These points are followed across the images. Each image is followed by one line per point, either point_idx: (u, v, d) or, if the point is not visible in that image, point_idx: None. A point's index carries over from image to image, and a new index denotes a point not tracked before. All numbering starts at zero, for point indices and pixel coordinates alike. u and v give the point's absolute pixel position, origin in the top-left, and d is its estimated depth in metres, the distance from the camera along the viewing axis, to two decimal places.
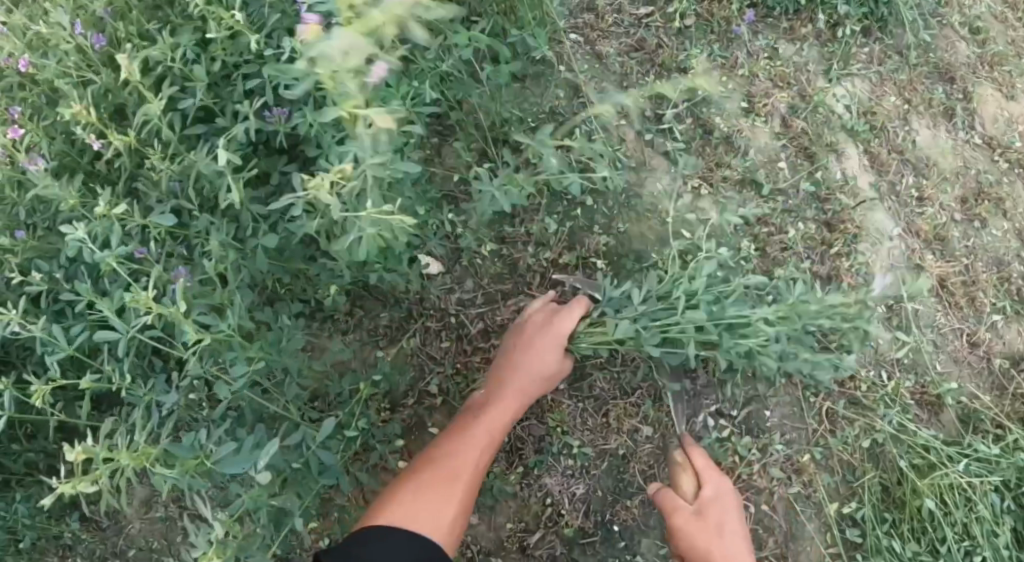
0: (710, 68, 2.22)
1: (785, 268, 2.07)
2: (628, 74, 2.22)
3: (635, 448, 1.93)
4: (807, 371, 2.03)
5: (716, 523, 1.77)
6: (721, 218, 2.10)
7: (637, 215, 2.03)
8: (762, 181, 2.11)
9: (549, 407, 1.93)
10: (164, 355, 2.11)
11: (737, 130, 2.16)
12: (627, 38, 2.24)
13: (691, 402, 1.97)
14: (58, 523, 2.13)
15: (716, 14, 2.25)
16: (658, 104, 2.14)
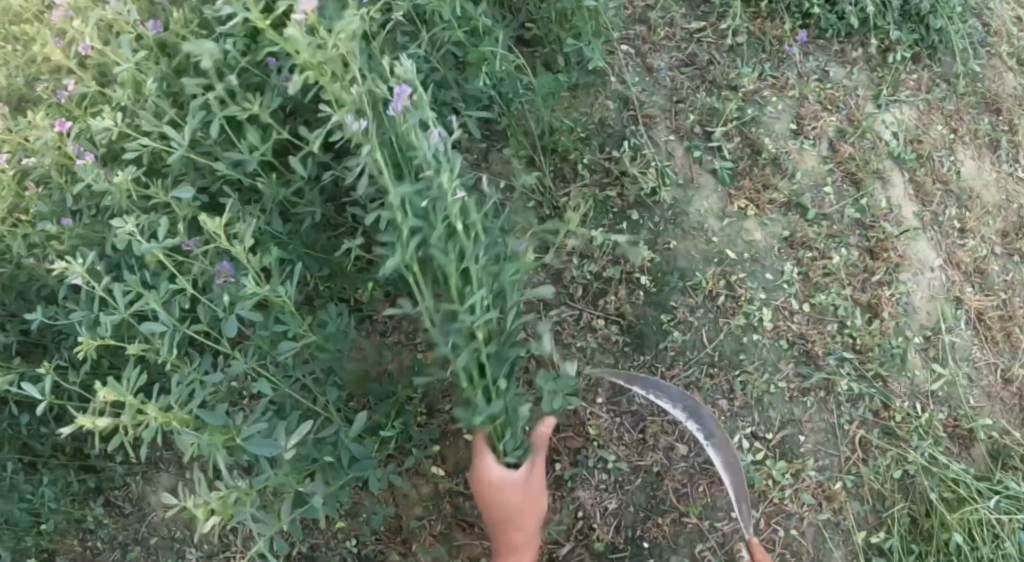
0: (762, 87, 2.21)
1: (827, 293, 2.06)
2: (680, 88, 2.18)
3: (670, 466, 1.92)
4: (843, 399, 2.02)
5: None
6: (765, 241, 2.06)
7: (684, 232, 2.03)
8: (808, 205, 2.10)
9: (586, 420, 1.93)
10: (198, 345, 2.10)
11: (785, 151, 2.15)
12: (679, 52, 2.23)
13: (726, 423, 1.95)
14: (82, 507, 2.14)
15: (768, 33, 2.24)
16: (708, 119, 2.15)
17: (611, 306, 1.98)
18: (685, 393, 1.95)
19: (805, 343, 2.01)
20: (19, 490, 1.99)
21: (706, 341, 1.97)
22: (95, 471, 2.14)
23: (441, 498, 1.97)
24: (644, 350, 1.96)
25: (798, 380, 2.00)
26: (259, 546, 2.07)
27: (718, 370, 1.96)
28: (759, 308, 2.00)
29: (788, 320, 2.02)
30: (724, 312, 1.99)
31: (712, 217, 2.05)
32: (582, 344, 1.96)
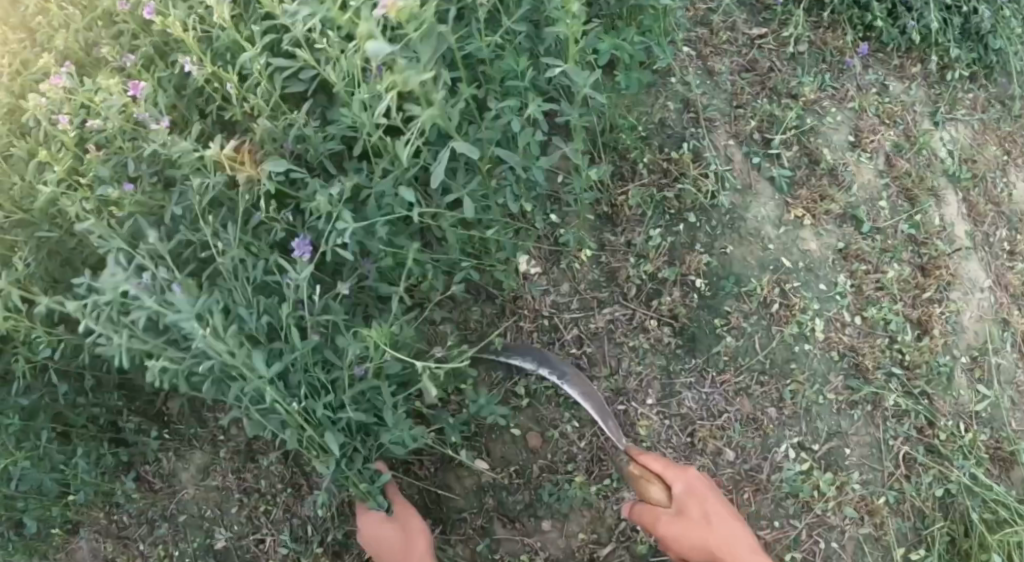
0: (822, 97, 2.20)
1: (879, 307, 2.04)
2: (741, 92, 2.17)
3: (716, 471, 1.92)
4: (889, 414, 2.01)
5: (703, 517, 1.72)
6: (820, 251, 2.04)
7: (741, 237, 2.01)
8: (864, 218, 2.08)
9: (636, 420, 1.92)
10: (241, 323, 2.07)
11: (842, 162, 2.14)
12: (740, 57, 2.22)
13: (774, 431, 1.94)
14: (112, 481, 2.09)
15: (830, 43, 2.24)
16: (768, 126, 2.14)
17: (665, 307, 1.96)
18: (734, 398, 1.94)
19: (855, 355, 2.00)
20: (53, 457, 1.95)
21: (759, 348, 1.95)
22: (126, 445, 2.09)
23: (484, 492, 1.92)
24: (696, 354, 1.95)
25: (846, 392, 1.99)
26: (291, 529, 2.04)
27: (769, 378, 1.95)
28: (812, 317, 1.98)
29: (840, 332, 2.00)
30: (777, 319, 1.97)
31: (769, 224, 2.04)
32: (634, 343, 1.95)
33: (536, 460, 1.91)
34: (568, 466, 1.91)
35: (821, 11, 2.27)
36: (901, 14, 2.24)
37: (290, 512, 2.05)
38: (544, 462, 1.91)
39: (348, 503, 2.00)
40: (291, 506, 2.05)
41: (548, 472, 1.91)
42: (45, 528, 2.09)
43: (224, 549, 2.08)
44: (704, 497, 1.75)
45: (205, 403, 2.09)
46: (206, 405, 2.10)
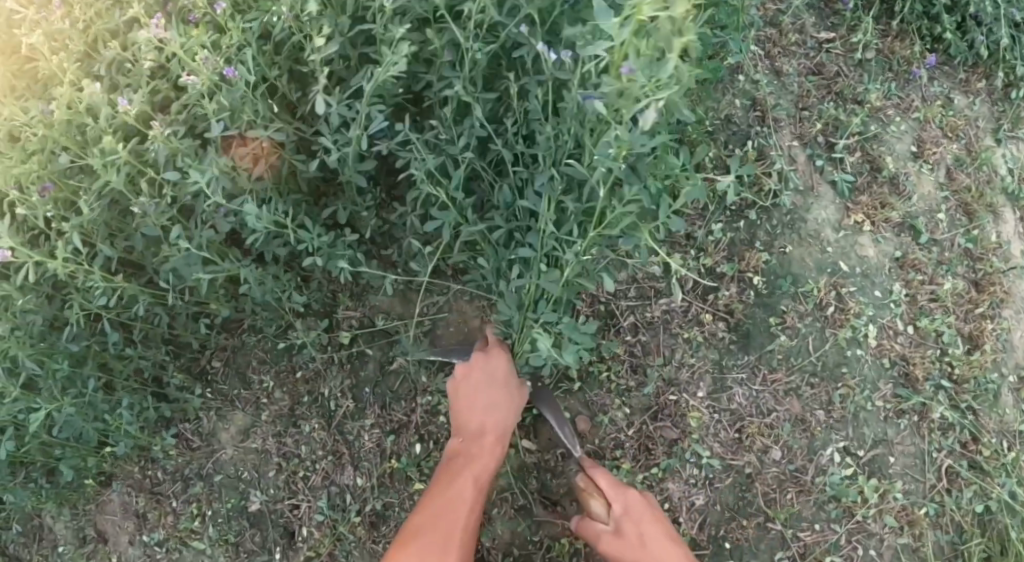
0: (887, 106, 2.19)
1: (931, 318, 2.03)
2: (807, 95, 2.16)
3: (761, 469, 1.92)
4: (935, 426, 1.99)
5: (637, 536, 1.71)
6: (877, 257, 2.04)
7: (800, 238, 2.01)
8: (922, 229, 2.07)
9: (686, 411, 1.92)
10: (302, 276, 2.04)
11: (905, 171, 2.13)
12: (807, 60, 2.21)
13: (822, 434, 1.94)
14: (151, 436, 2.07)
15: (897, 52, 2.23)
16: (832, 130, 2.13)
17: (721, 302, 1.95)
18: (783, 398, 1.94)
19: (905, 364, 1.99)
20: (96, 407, 1.92)
21: (812, 349, 1.95)
22: (168, 401, 2.07)
23: (528, 473, 1.92)
24: (748, 350, 1.94)
25: (895, 401, 1.97)
26: (329, 497, 2.03)
27: (819, 380, 1.95)
28: (866, 323, 1.97)
29: (893, 340, 1.99)
30: (831, 322, 1.97)
31: (828, 227, 2.03)
32: (689, 335, 1.95)
33: (583, 445, 1.92)
34: (615, 452, 1.92)
35: (889, 20, 2.27)
36: (970, 29, 2.21)
37: (329, 479, 2.03)
38: (591, 447, 1.92)
39: (390, 474, 2.01)
40: (331, 474, 2.03)
41: (594, 458, 1.92)
42: (79, 478, 2.08)
43: (259, 512, 2.07)
44: (641, 517, 1.73)
45: (249, 365, 2.09)
46: (251, 366, 2.09)
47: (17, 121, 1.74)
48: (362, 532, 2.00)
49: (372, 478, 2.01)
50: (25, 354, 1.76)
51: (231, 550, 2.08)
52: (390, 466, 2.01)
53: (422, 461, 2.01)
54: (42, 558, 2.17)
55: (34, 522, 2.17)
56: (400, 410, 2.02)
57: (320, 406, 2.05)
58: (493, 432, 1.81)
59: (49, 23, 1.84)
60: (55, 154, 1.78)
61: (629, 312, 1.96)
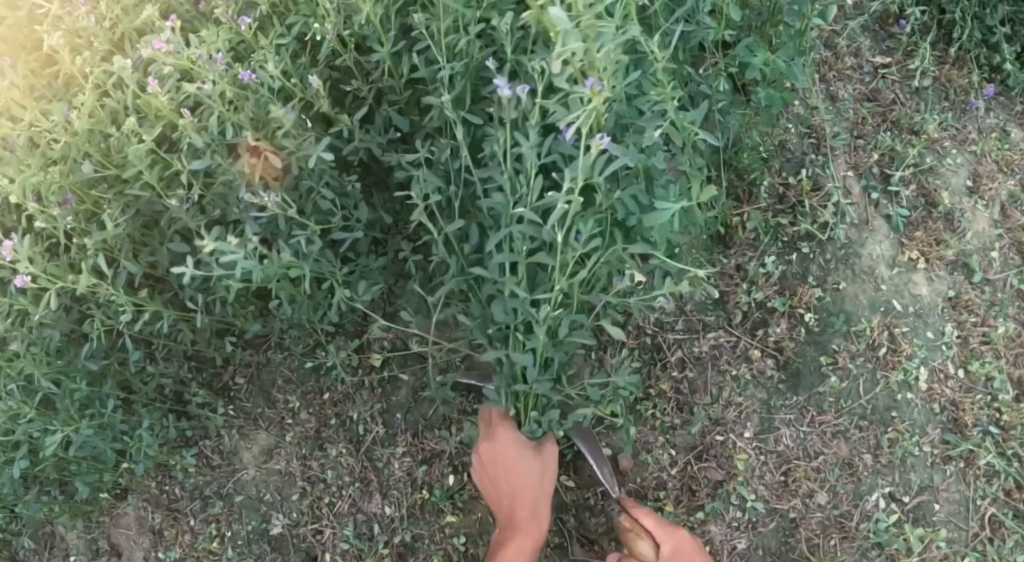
0: (943, 137, 2.09)
1: (981, 361, 1.95)
2: (862, 123, 2.09)
3: (806, 513, 1.88)
4: (980, 474, 1.91)
5: None
6: (930, 296, 1.98)
7: (854, 274, 1.96)
8: (975, 267, 1.99)
9: (733, 453, 1.90)
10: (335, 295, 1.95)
11: (959, 206, 2.04)
12: (862, 85, 2.13)
13: (868, 479, 1.89)
14: (172, 454, 1.99)
15: (954, 81, 2.12)
16: (888, 162, 2.06)
17: (772, 339, 1.93)
18: (830, 440, 1.90)
19: (954, 410, 1.92)
20: (114, 426, 1.82)
21: (862, 393, 1.91)
22: (189, 419, 1.99)
23: (566, 510, 1.92)
24: (797, 392, 1.92)
25: (942, 446, 1.91)
26: (355, 525, 1.98)
27: (868, 423, 1.91)
28: (918, 366, 1.92)
29: (943, 384, 1.93)
30: (882, 364, 1.92)
31: (883, 264, 1.98)
32: (737, 373, 1.93)
33: (624, 485, 1.91)
34: (657, 493, 1.90)
35: (947, 46, 2.16)
36: None
37: (357, 507, 1.98)
38: (633, 486, 1.90)
39: (421, 505, 1.96)
40: (359, 501, 1.98)
41: (635, 498, 1.90)
42: (94, 492, 1.98)
43: (280, 536, 2.00)
44: (689, 559, 1.73)
45: (275, 384, 2.01)
46: (276, 385, 2.02)
47: (40, 128, 1.58)
48: None
49: (402, 508, 1.96)
50: (42, 373, 1.66)
51: None
52: (421, 498, 1.96)
53: (456, 491, 1.96)
54: None
55: (44, 529, 2.08)
56: (432, 439, 1.96)
57: (348, 430, 1.99)
58: (522, 509, 1.83)
59: (73, 20, 1.66)
60: (77, 164, 1.63)
61: (677, 347, 1.94)
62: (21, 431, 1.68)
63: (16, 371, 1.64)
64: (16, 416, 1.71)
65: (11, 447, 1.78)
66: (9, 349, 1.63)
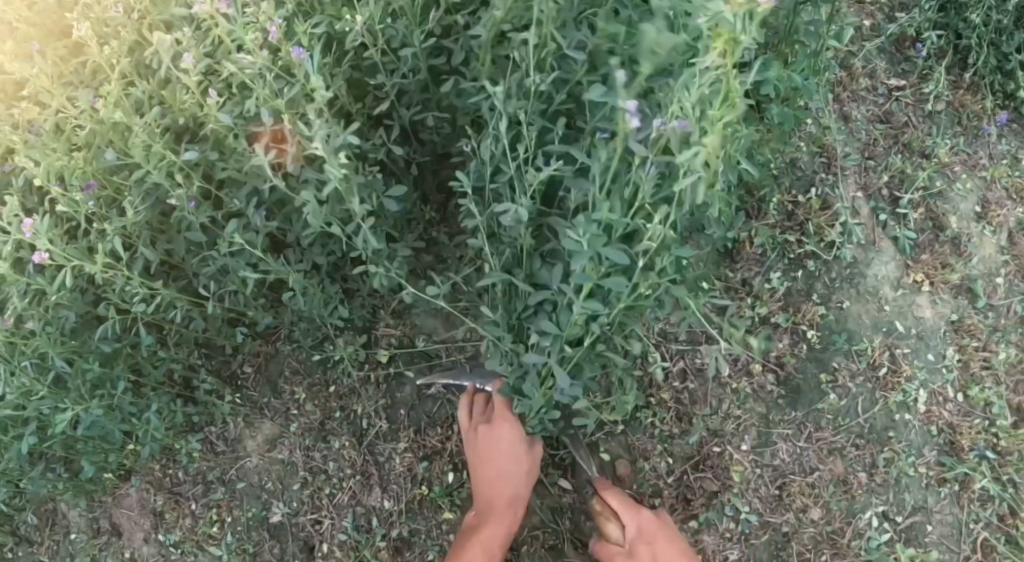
0: (954, 161, 2.10)
1: (982, 386, 1.96)
2: (873, 145, 2.11)
3: (799, 528, 1.90)
4: (974, 497, 1.91)
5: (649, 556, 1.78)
6: (933, 319, 1.99)
7: (859, 293, 1.99)
8: (979, 292, 2.01)
9: (729, 464, 1.92)
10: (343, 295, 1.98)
11: (966, 232, 2.05)
12: (876, 107, 2.14)
13: (862, 497, 1.91)
14: (178, 439, 2.03)
15: (968, 106, 2.13)
16: (898, 184, 2.08)
17: (773, 353, 1.96)
18: (827, 457, 1.93)
19: (951, 433, 1.93)
20: (123, 408, 1.85)
21: (860, 411, 1.94)
22: (198, 405, 2.02)
23: (563, 512, 1.95)
24: (796, 407, 1.94)
25: (938, 468, 1.92)
26: (354, 517, 2.02)
27: (865, 442, 1.93)
28: (917, 388, 1.95)
29: (941, 407, 1.95)
30: (882, 385, 1.95)
31: (887, 285, 2.01)
32: (737, 386, 1.95)
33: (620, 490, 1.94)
34: (653, 500, 1.94)
35: (962, 71, 2.16)
36: None
37: (356, 498, 2.02)
38: (628, 493, 1.94)
39: (420, 499, 2.00)
40: (359, 493, 2.02)
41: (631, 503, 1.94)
42: (99, 471, 2.02)
43: (280, 524, 2.05)
44: (653, 539, 1.79)
45: (282, 375, 2.06)
46: (284, 377, 2.06)
47: (66, 114, 1.61)
48: (385, 556, 1.99)
49: (402, 502, 2.00)
50: (56, 353, 1.68)
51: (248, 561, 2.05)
52: (420, 494, 2.00)
53: (455, 488, 2.00)
54: (54, 544, 2.13)
55: (48, 504, 2.12)
56: (434, 437, 2.02)
57: (352, 424, 2.04)
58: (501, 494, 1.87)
59: (102, 8, 1.70)
60: (100, 151, 1.65)
61: (679, 357, 1.97)
62: (32, 408, 1.71)
63: (31, 349, 1.67)
64: (29, 394, 1.73)
65: (23, 423, 1.81)
66: (25, 327, 1.66)
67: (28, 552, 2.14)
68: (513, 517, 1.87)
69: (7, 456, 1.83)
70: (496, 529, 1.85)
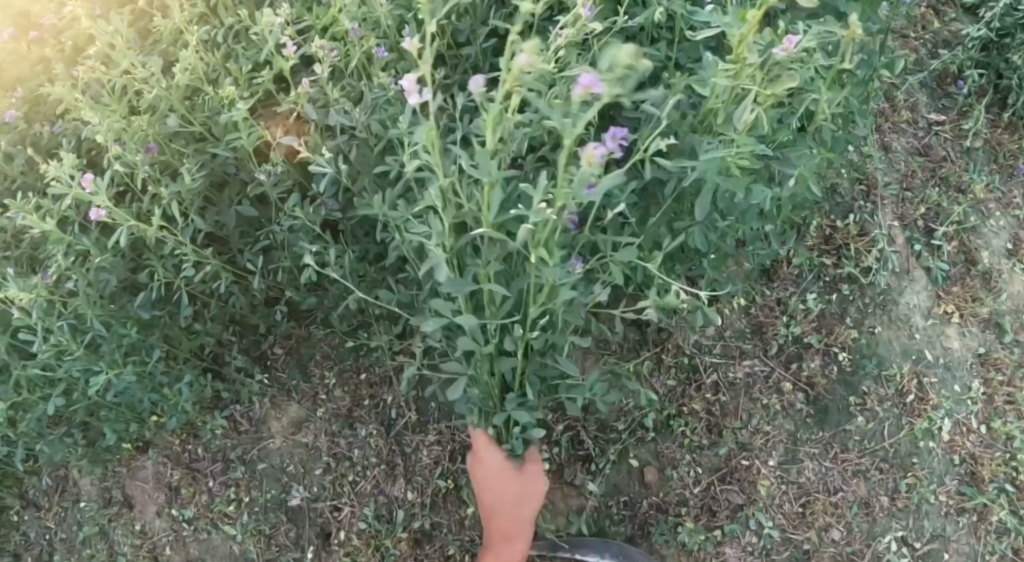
0: (988, 199, 2.14)
1: (1004, 420, 1.99)
2: (912, 176, 2.14)
3: (819, 546, 1.90)
4: (992, 528, 1.93)
5: None
6: (960, 351, 2.02)
7: (890, 320, 2.02)
8: (1006, 327, 2.04)
9: (756, 478, 1.94)
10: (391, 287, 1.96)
11: (997, 267, 2.09)
12: (915, 140, 2.18)
13: (882, 520, 1.92)
14: (205, 414, 2.03)
15: (1004, 146, 2.17)
16: (933, 216, 2.11)
17: (804, 373, 1.98)
18: (851, 478, 1.94)
19: (973, 463, 1.96)
20: (155, 377, 1.84)
21: (885, 435, 1.96)
22: (226, 381, 2.03)
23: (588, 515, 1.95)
24: (824, 426, 1.96)
25: (958, 497, 1.94)
26: (375, 506, 2.01)
27: (889, 466, 1.95)
28: (942, 416, 1.97)
29: (965, 437, 1.97)
30: (909, 411, 1.97)
31: (918, 313, 2.03)
32: (767, 402, 1.97)
33: (646, 497, 1.94)
34: (679, 509, 1.93)
35: (1000, 111, 2.21)
36: None
37: (380, 486, 2.02)
38: (654, 500, 1.94)
39: (443, 494, 2.00)
40: (383, 482, 2.02)
41: (655, 511, 1.93)
42: (119, 441, 2.02)
43: (297, 508, 2.04)
44: None
45: (313, 359, 2.08)
46: (314, 360, 2.08)
47: (132, 77, 1.63)
48: (404, 548, 1.99)
49: (425, 495, 2.00)
50: (94, 315, 1.67)
51: (261, 543, 2.03)
52: (444, 488, 2.01)
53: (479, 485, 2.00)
54: (60, 511, 2.12)
55: (62, 469, 2.10)
56: (464, 432, 2.03)
57: (380, 413, 2.06)
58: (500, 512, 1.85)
59: None
60: (162, 117, 1.66)
61: (711, 369, 1.99)
62: (65, 368, 1.70)
63: (69, 309, 1.66)
64: (62, 354, 1.72)
65: (50, 382, 1.80)
66: (66, 286, 1.66)
67: (35, 517, 2.12)
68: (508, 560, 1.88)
69: (31, 415, 1.81)
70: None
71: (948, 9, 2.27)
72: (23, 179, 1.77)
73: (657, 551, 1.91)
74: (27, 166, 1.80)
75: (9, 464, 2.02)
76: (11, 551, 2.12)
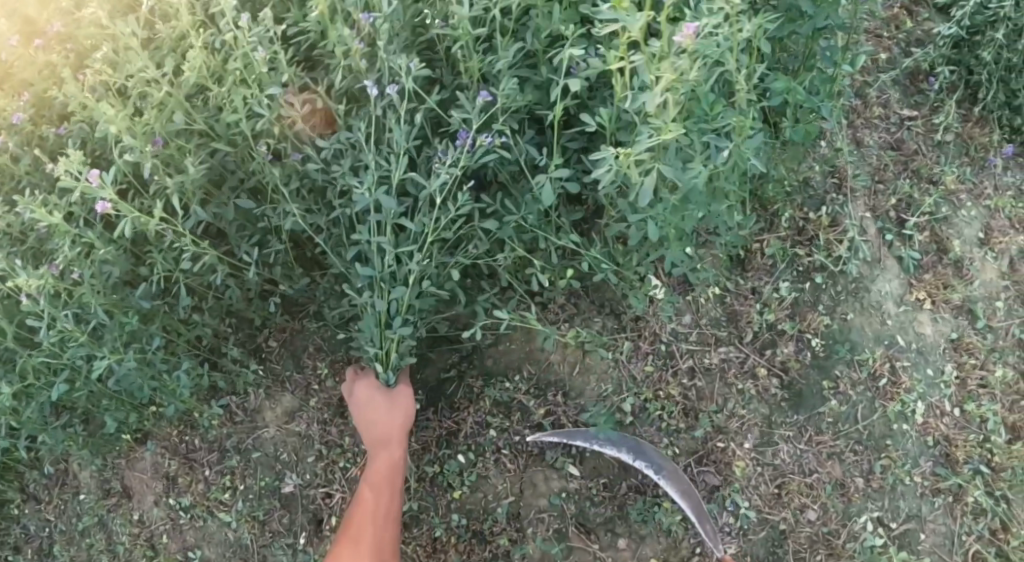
0: (960, 190, 2.18)
1: (978, 403, 2.03)
2: (884, 169, 2.19)
3: (796, 527, 1.99)
4: (968, 510, 1.97)
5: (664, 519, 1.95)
6: (933, 336, 2.07)
7: (863, 307, 2.07)
8: (979, 314, 2.09)
9: (732, 460, 2.02)
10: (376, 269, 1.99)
11: (969, 256, 2.13)
12: (888, 134, 2.23)
13: (858, 501, 1.99)
14: (202, 403, 2.12)
15: (975, 138, 2.21)
16: (904, 207, 2.17)
17: (778, 358, 2.05)
18: (825, 461, 2.01)
19: (947, 445, 2.00)
20: (154, 364, 1.92)
21: (859, 418, 2.02)
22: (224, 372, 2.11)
23: (570, 497, 2.03)
24: (799, 410, 2.03)
25: (933, 478, 1.99)
26: None
27: (863, 448, 2.01)
28: (915, 400, 2.02)
29: (938, 420, 2.02)
30: (882, 394, 2.03)
31: (891, 300, 2.09)
32: (742, 387, 2.04)
33: (627, 478, 2.01)
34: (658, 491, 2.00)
35: (972, 105, 2.24)
36: None
37: None
38: (634, 482, 2.01)
39: (430, 478, 2.06)
40: None
41: (636, 492, 2.00)
42: (118, 431, 2.10)
43: (290, 495, 2.12)
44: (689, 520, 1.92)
45: (306, 350, 2.15)
46: (307, 352, 2.15)
47: (134, 78, 1.71)
48: None
49: (412, 478, 2.06)
50: (97, 303, 1.76)
51: (257, 528, 2.12)
52: (431, 472, 2.06)
53: (465, 469, 2.06)
54: (61, 502, 2.20)
55: (64, 460, 2.19)
56: (449, 418, 2.08)
57: None
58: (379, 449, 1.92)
59: None
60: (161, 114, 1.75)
61: (688, 356, 2.06)
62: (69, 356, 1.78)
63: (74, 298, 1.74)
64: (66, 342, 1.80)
65: (54, 371, 1.88)
66: (71, 277, 1.73)
67: (35, 510, 2.21)
68: (389, 496, 1.89)
69: (35, 403, 1.89)
70: (365, 516, 1.88)
71: (920, 8, 2.30)
72: (27, 179, 1.88)
73: (636, 529, 2.00)
74: (32, 167, 1.90)
75: (13, 455, 2.12)
76: (12, 544, 2.22)
